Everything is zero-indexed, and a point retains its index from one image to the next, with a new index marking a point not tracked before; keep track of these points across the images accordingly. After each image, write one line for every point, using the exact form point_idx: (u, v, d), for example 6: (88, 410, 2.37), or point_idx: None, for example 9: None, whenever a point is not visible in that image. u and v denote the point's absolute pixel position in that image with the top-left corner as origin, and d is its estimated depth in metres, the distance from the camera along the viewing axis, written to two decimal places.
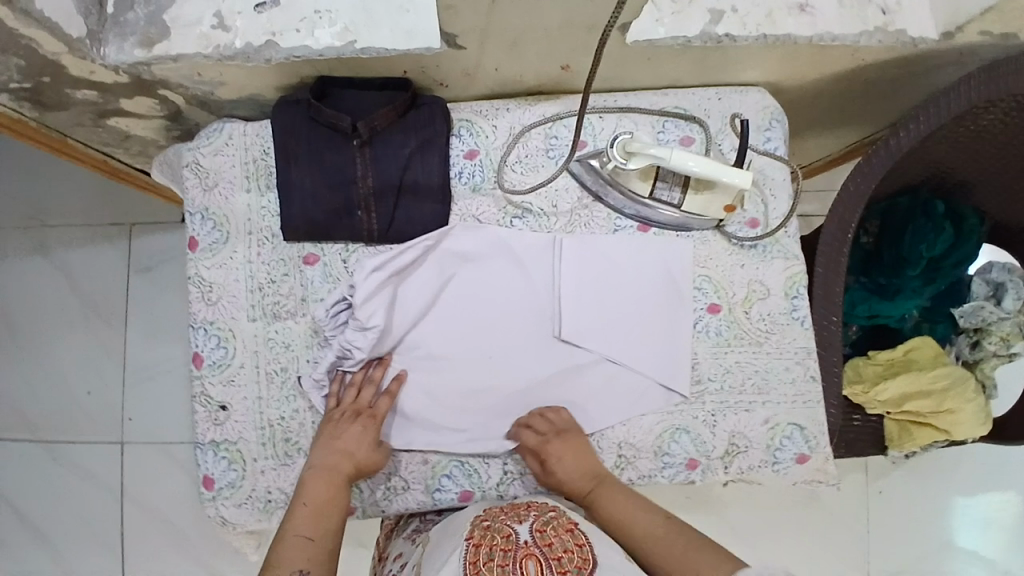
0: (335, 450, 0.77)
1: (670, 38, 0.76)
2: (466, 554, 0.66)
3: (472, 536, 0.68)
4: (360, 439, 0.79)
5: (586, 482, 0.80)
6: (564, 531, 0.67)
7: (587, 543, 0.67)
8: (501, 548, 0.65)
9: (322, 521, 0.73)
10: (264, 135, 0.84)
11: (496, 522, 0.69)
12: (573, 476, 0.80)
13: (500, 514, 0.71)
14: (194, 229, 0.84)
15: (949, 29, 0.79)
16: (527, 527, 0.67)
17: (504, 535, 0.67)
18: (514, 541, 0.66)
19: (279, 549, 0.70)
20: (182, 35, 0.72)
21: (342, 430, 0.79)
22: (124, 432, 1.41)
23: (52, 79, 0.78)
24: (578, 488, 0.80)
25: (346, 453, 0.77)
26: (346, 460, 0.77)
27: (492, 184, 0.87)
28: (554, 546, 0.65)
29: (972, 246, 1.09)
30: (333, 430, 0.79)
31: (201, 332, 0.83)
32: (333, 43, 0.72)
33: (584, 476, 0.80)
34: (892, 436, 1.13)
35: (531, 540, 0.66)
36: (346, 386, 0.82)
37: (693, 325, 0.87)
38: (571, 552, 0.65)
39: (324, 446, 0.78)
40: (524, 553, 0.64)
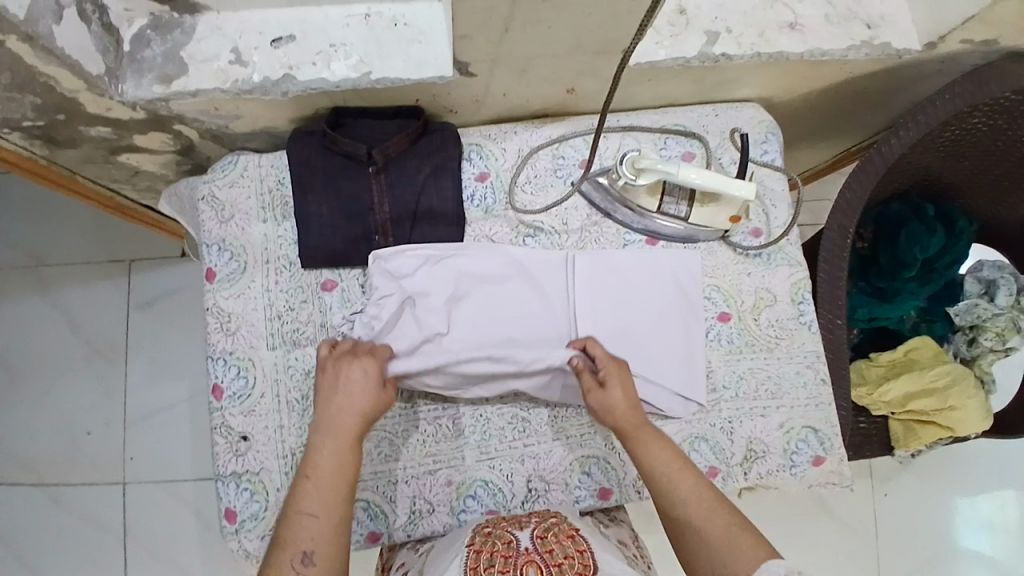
0: (339, 406, 0.71)
1: (670, 59, 0.80)
2: (466, 560, 0.66)
3: (473, 543, 0.68)
4: (373, 395, 0.73)
5: (630, 418, 0.76)
6: (565, 537, 0.67)
7: (588, 550, 0.66)
8: (502, 554, 0.65)
9: (332, 490, 0.66)
10: (280, 166, 0.87)
11: (497, 529, 0.70)
12: (620, 408, 0.76)
13: (501, 522, 0.71)
14: (211, 261, 0.85)
15: (932, 40, 0.84)
16: (528, 534, 0.67)
17: (505, 542, 0.67)
18: (515, 547, 0.65)
19: (285, 525, 0.64)
20: (201, 70, 0.74)
21: (343, 380, 0.73)
22: (126, 472, 1.38)
23: (67, 117, 0.78)
24: (620, 422, 0.76)
25: (350, 412, 0.71)
26: (356, 416, 0.71)
27: (504, 206, 0.89)
28: (555, 553, 0.64)
29: (965, 246, 1.12)
30: (334, 382, 0.73)
31: (220, 363, 0.83)
32: (349, 74, 0.75)
33: (629, 411, 0.76)
34: (897, 436, 1.15)
35: (532, 547, 0.66)
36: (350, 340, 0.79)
37: (705, 333, 0.90)
38: (572, 559, 0.64)
39: (327, 401, 0.72)
40: (525, 559, 0.64)
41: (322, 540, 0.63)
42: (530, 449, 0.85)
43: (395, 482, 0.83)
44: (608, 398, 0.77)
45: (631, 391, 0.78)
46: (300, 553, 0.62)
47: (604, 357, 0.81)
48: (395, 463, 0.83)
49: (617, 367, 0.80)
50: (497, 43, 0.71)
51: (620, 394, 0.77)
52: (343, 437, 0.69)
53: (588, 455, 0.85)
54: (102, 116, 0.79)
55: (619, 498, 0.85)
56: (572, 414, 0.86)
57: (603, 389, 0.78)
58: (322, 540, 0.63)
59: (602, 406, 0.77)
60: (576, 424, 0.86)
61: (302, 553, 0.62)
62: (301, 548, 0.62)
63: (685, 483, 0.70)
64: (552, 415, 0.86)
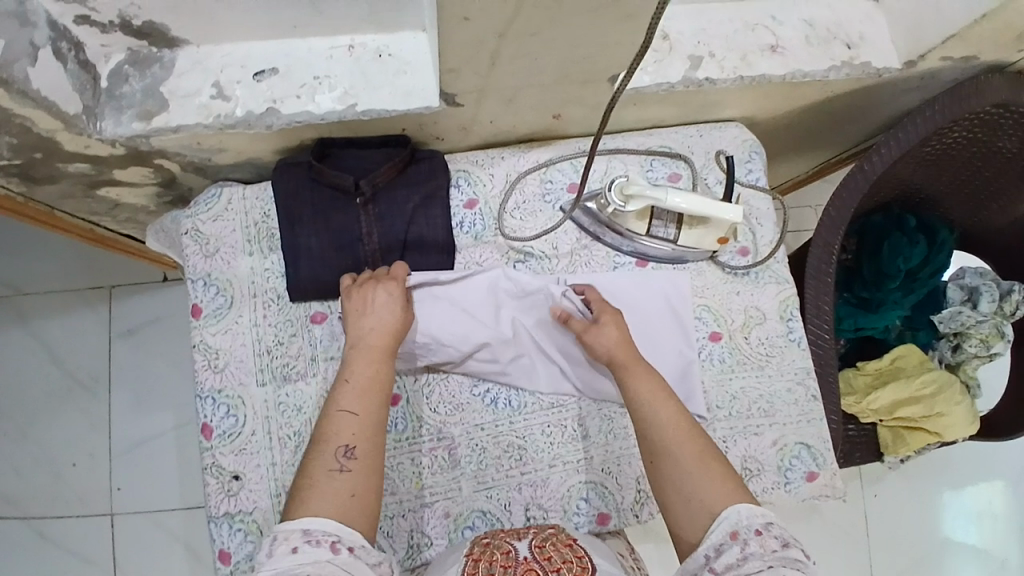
0: (368, 323, 0.74)
1: (654, 84, 0.81)
2: (465, 567, 0.66)
3: (472, 553, 0.68)
4: (397, 311, 0.75)
5: (623, 350, 0.77)
6: (563, 545, 0.67)
7: (586, 555, 0.67)
8: (501, 564, 0.65)
9: (368, 394, 0.68)
10: (265, 198, 0.85)
11: (496, 540, 0.69)
12: (613, 344, 0.77)
13: (501, 533, 0.71)
14: (197, 296, 0.84)
15: (912, 58, 0.85)
16: (526, 543, 0.67)
17: (504, 552, 0.67)
18: (513, 557, 0.65)
19: (326, 423, 0.66)
20: (183, 106, 0.73)
21: (367, 300, 0.76)
22: (113, 504, 1.34)
23: (45, 155, 0.76)
24: (614, 352, 0.76)
25: (382, 328, 0.74)
26: (386, 332, 0.74)
27: (494, 232, 0.89)
28: (553, 560, 0.65)
29: (947, 255, 1.15)
30: (361, 302, 0.76)
31: (209, 402, 0.82)
32: (335, 107, 0.74)
33: (621, 345, 0.77)
34: (886, 443, 1.17)
35: (531, 556, 0.66)
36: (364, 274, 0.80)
37: (697, 353, 0.90)
38: (570, 563, 0.64)
39: (356, 318, 0.75)
40: (524, 569, 0.64)
41: (364, 437, 0.66)
42: (527, 477, 0.84)
43: (391, 517, 0.82)
44: (605, 330, 0.78)
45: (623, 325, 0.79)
46: (341, 447, 0.64)
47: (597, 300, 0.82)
48: (392, 498, 0.82)
49: (611, 312, 0.81)
50: (485, 74, 0.71)
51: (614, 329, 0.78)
52: (374, 350, 0.72)
53: (585, 481, 0.85)
54: (81, 153, 0.77)
55: (618, 523, 0.85)
56: (568, 440, 0.86)
57: (597, 325, 0.79)
58: (365, 436, 0.66)
59: (595, 339, 0.78)
60: (573, 449, 0.86)
61: (344, 447, 0.64)
62: (343, 443, 0.65)
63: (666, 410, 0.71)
64: (548, 441, 0.86)
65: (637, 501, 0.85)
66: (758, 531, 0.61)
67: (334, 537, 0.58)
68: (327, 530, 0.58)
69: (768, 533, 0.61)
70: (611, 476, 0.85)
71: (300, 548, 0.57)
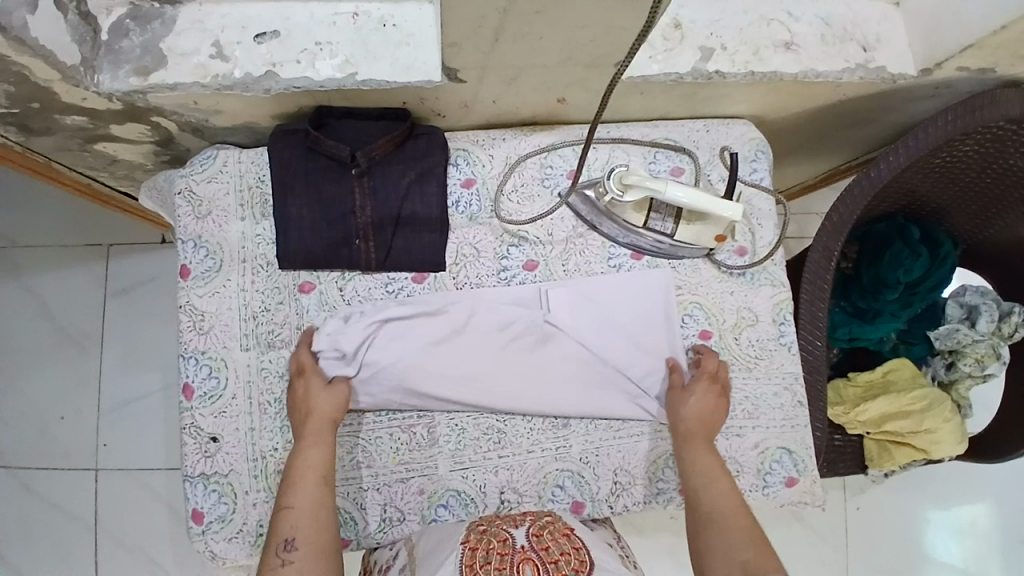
0: (299, 417, 0.77)
1: (663, 74, 0.78)
2: (462, 556, 0.70)
3: (469, 541, 0.72)
4: (333, 396, 0.78)
5: (698, 429, 0.82)
6: (560, 536, 0.72)
7: (583, 547, 0.71)
8: (497, 552, 0.70)
9: (316, 485, 0.73)
10: (260, 163, 0.85)
11: (493, 528, 0.75)
12: (691, 417, 0.82)
13: (496, 521, 0.76)
14: (186, 257, 0.83)
15: (928, 66, 0.83)
16: (523, 532, 0.73)
17: (501, 540, 0.72)
18: (511, 545, 0.71)
19: (275, 516, 0.72)
20: (179, 63, 0.71)
21: (297, 396, 0.78)
22: (98, 458, 1.36)
23: (42, 105, 0.76)
24: (688, 427, 0.82)
25: (309, 415, 0.77)
26: (322, 419, 0.77)
27: (489, 214, 0.88)
28: (550, 551, 0.69)
29: (949, 269, 1.13)
30: (295, 400, 0.78)
31: (191, 362, 0.81)
32: (334, 75, 0.73)
33: (699, 420, 0.82)
34: (872, 455, 1.15)
35: (528, 545, 0.71)
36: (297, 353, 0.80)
37: (686, 351, 0.89)
38: (567, 555, 0.69)
39: (293, 413, 0.78)
40: (520, 557, 0.69)
41: (301, 527, 0.70)
42: (504, 461, 0.84)
43: (366, 489, 0.82)
44: (687, 401, 0.83)
45: (715, 405, 0.83)
46: (283, 540, 0.70)
47: (706, 369, 0.85)
48: (369, 471, 0.82)
49: (710, 380, 0.84)
50: (487, 51, 0.69)
51: (699, 402, 0.82)
52: (307, 439, 0.76)
53: (563, 468, 0.85)
54: (77, 106, 0.76)
55: (592, 512, 0.85)
56: (548, 428, 0.85)
57: (684, 392, 0.83)
58: (303, 526, 0.70)
59: (676, 407, 0.83)
60: (552, 436, 0.85)
61: (284, 541, 0.69)
62: (283, 537, 0.70)
63: (720, 488, 0.77)
64: (528, 428, 0.85)
65: (612, 493, 0.85)
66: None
67: None
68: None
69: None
70: (589, 465, 0.85)
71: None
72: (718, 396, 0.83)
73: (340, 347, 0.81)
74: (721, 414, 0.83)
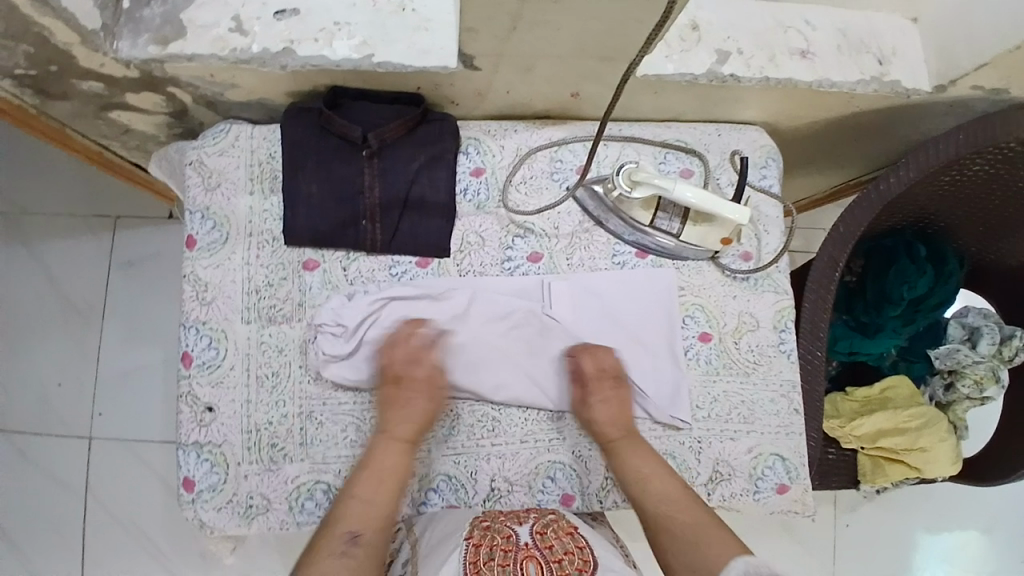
0: (390, 423, 0.79)
1: (677, 74, 0.78)
2: (465, 554, 0.70)
3: (472, 535, 0.72)
4: (420, 404, 0.80)
5: (612, 430, 0.83)
6: (564, 534, 0.73)
7: (586, 546, 0.72)
8: (501, 548, 0.70)
9: (386, 485, 0.76)
10: (272, 139, 0.85)
11: (496, 523, 0.74)
12: (603, 425, 0.82)
13: (500, 516, 0.76)
14: (193, 228, 0.83)
15: (942, 81, 0.83)
16: (527, 529, 0.73)
17: (505, 536, 0.72)
18: (514, 542, 0.71)
19: (340, 506, 0.74)
20: (198, 35, 0.72)
21: (395, 401, 0.80)
22: (92, 428, 1.36)
23: (60, 68, 0.76)
24: (604, 436, 0.83)
25: (401, 419, 0.79)
26: (410, 426, 0.79)
27: (497, 203, 0.88)
28: (555, 549, 0.71)
29: (953, 288, 1.12)
30: (389, 402, 0.80)
31: (192, 332, 0.82)
32: (351, 55, 0.73)
33: (612, 425, 0.83)
34: (864, 470, 1.14)
35: (532, 542, 0.71)
36: (393, 345, 0.82)
37: (685, 352, 0.89)
38: (571, 555, 0.70)
39: (382, 416, 0.80)
40: (524, 554, 0.70)
41: (367, 525, 0.73)
42: (497, 449, 0.84)
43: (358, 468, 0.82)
44: (590, 412, 0.82)
45: (622, 403, 0.84)
46: (348, 533, 0.72)
47: (591, 371, 0.84)
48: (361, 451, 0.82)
49: (610, 380, 0.84)
50: (504, 39, 0.70)
51: (603, 409, 0.83)
52: (394, 445, 0.78)
53: (555, 460, 0.85)
54: (95, 71, 0.77)
55: (581, 506, 0.85)
56: (544, 420, 0.86)
57: (588, 404, 0.82)
58: (371, 524, 0.73)
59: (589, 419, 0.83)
60: (547, 428, 0.86)
61: (350, 534, 0.72)
62: (350, 530, 0.72)
63: (660, 484, 0.79)
64: (522, 419, 0.85)
65: (603, 487, 0.85)
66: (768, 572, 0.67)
67: None
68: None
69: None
70: (580, 459, 0.85)
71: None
72: (620, 392, 0.84)
73: (343, 322, 0.81)
74: (626, 407, 0.84)
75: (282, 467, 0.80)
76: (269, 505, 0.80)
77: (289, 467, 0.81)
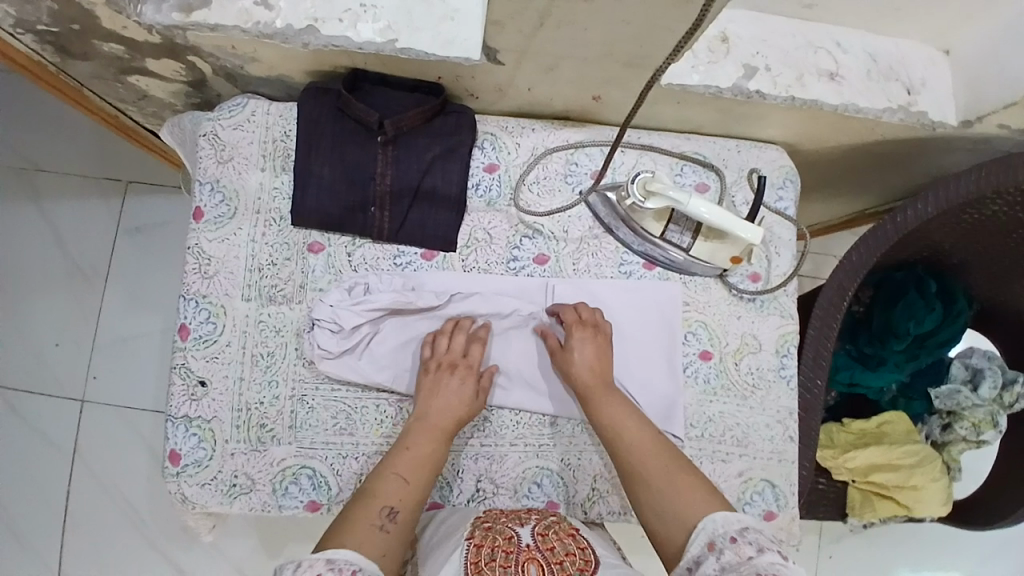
0: (432, 411, 0.78)
1: (702, 85, 0.77)
2: (467, 554, 0.69)
3: (474, 537, 0.71)
4: (461, 395, 0.79)
5: (590, 377, 0.81)
6: (565, 535, 0.72)
7: (588, 547, 0.71)
8: (502, 549, 0.69)
9: (424, 467, 0.75)
10: (288, 117, 0.84)
11: (498, 524, 0.73)
12: (582, 371, 0.81)
13: (501, 517, 0.75)
14: (201, 200, 0.83)
15: (969, 118, 0.82)
16: (528, 530, 0.72)
17: (506, 537, 0.71)
18: (516, 543, 0.70)
19: (379, 480, 0.72)
20: (223, 6, 0.71)
21: (441, 385, 0.79)
22: (86, 391, 1.36)
23: (82, 27, 0.76)
24: (581, 381, 0.81)
25: (440, 408, 0.78)
26: (454, 420, 0.78)
27: (508, 201, 0.87)
28: (556, 551, 0.69)
29: (960, 328, 1.11)
30: (433, 386, 0.79)
31: (191, 304, 0.81)
32: (375, 39, 0.72)
33: (590, 371, 0.81)
34: (853, 504, 1.14)
35: (534, 544, 0.70)
36: (437, 338, 0.82)
37: (684, 368, 0.88)
38: (572, 555, 0.69)
39: (425, 404, 0.79)
40: (526, 556, 0.69)
41: (406, 503, 0.71)
42: (485, 450, 0.84)
43: (345, 456, 0.80)
44: (569, 357, 0.81)
45: (601, 349, 0.82)
46: (387, 507, 0.70)
47: (570, 318, 0.83)
48: (349, 438, 0.81)
49: (585, 327, 0.83)
50: (529, 36, 0.69)
51: (582, 353, 0.81)
52: (435, 430, 0.77)
53: (543, 466, 0.84)
54: (117, 33, 0.76)
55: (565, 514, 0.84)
56: (534, 425, 0.85)
57: (568, 349, 0.82)
58: (409, 503, 0.71)
59: (569, 363, 0.81)
60: (538, 433, 0.85)
61: (388, 508, 0.70)
62: (388, 504, 0.70)
63: (634, 430, 0.77)
64: (514, 422, 0.85)
65: (589, 498, 0.84)
66: (733, 538, 0.64)
67: (354, 566, 0.61)
68: (349, 561, 0.62)
69: (741, 539, 0.64)
70: (567, 469, 0.84)
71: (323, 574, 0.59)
72: (597, 340, 0.83)
73: (340, 319, 0.80)
74: (606, 355, 0.83)
75: (269, 449, 0.80)
76: (254, 485, 0.79)
77: (276, 449, 0.80)
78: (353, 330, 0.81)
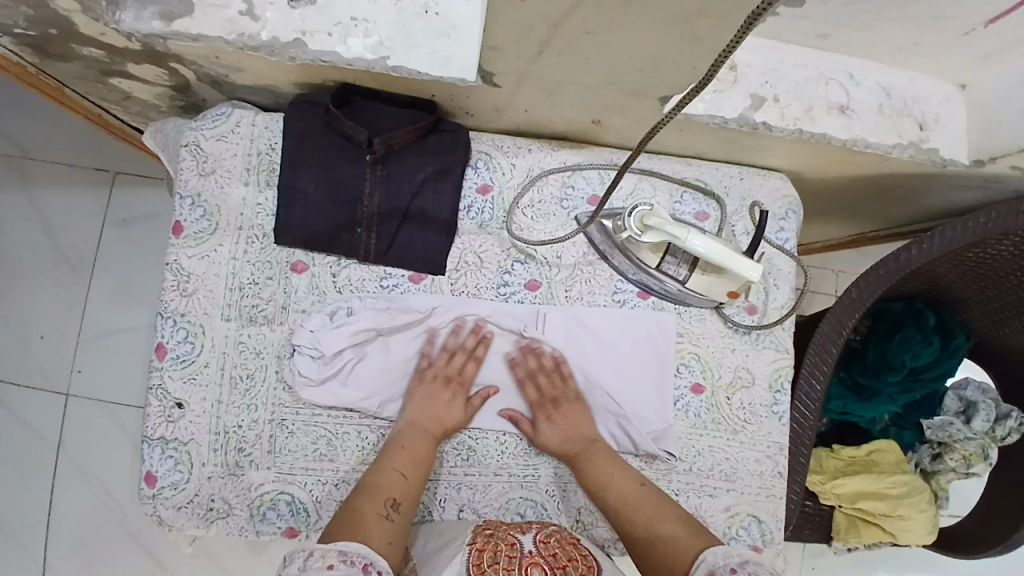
0: (422, 416, 0.78)
1: (706, 116, 0.74)
2: (469, 556, 0.67)
3: (476, 543, 0.69)
4: (451, 405, 0.80)
5: (570, 448, 0.81)
6: (567, 543, 0.70)
7: (589, 554, 0.70)
8: (505, 554, 0.67)
9: (420, 461, 0.75)
10: (274, 129, 0.81)
11: (499, 532, 0.72)
12: (559, 445, 0.81)
13: (502, 526, 0.73)
14: (181, 214, 0.79)
15: (980, 158, 0.79)
16: (530, 538, 0.70)
17: (508, 543, 0.69)
18: (518, 549, 0.68)
19: (377, 475, 0.72)
20: (207, 15, 0.67)
21: (436, 396, 0.80)
22: (71, 384, 1.34)
23: (60, 32, 0.72)
24: (561, 452, 0.81)
25: (434, 414, 0.79)
26: (442, 426, 0.79)
27: (500, 224, 0.84)
28: (558, 556, 0.67)
29: (955, 363, 1.09)
30: (427, 395, 0.80)
31: (169, 323, 0.78)
32: (365, 55, 0.69)
33: (569, 443, 0.81)
34: (839, 527, 1.13)
35: (536, 550, 0.68)
36: (439, 350, 0.83)
37: (675, 401, 0.86)
38: (575, 560, 0.67)
39: (416, 410, 0.79)
40: (529, 561, 0.66)
41: (407, 495, 0.72)
42: (468, 479, 0.82)
43: (324, 483, 0.79)
44: (543, 435, 0.82)
45: (567, 419, 0.83)
46: (389, 499, 0.70)
47: (534, 400, 0.83)
48: (329, 465, 0.79)
49: (552, 406, 0.83)
50: (528, 61, 0.66)
51: (554, 429, 0.82)
52: (426, 433, 0.77)
53: (526, 497, 0.83)
54: (96, 39, 0.72)
55: None
56: (519, 454, 0.83)
57: (540, 429, 0.82)
58: (409, 495, 0.72)
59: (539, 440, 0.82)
60: (523, 463, 0.83)
61: (391, 500, 0.70)
62: (390, 496, 0.70)
63: (620, 486, 0.77)
64: (498, 450, 0.83)
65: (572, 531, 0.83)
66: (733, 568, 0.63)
67: (365, 560, 0.60)
68: (361, 553, 0.61)
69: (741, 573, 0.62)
70: (551, 501, 0.83)
71: (335, 565, 0.59)
72: (574, 413, 0.83)
73: (321, 348, 0.78)
74: (579, 422, 0.83)
75: (247, 473, 0.78)
76: (231, 509, 0.78)
77: (254, 473, 0.78)
78: (334, 355, 0.79)
